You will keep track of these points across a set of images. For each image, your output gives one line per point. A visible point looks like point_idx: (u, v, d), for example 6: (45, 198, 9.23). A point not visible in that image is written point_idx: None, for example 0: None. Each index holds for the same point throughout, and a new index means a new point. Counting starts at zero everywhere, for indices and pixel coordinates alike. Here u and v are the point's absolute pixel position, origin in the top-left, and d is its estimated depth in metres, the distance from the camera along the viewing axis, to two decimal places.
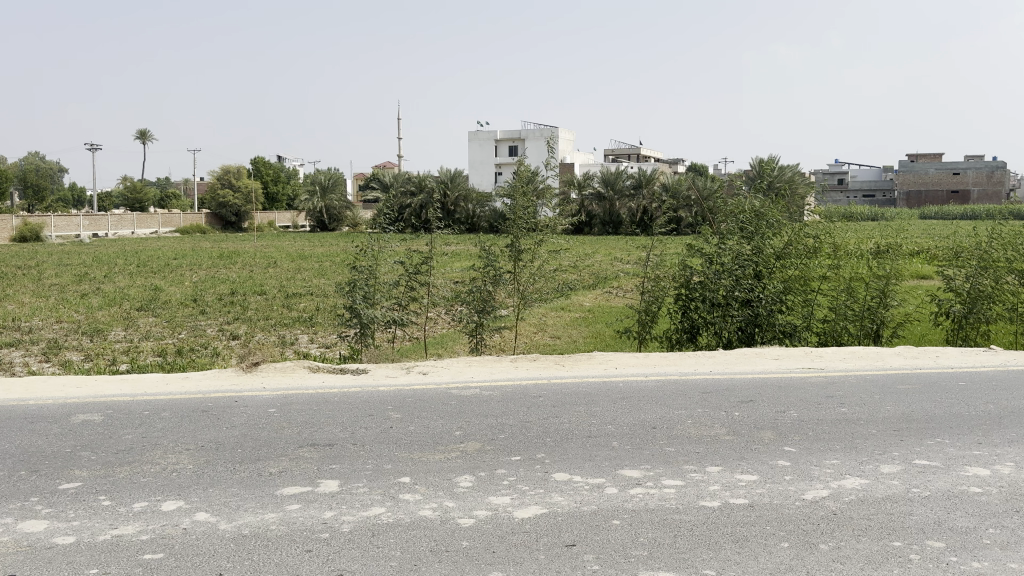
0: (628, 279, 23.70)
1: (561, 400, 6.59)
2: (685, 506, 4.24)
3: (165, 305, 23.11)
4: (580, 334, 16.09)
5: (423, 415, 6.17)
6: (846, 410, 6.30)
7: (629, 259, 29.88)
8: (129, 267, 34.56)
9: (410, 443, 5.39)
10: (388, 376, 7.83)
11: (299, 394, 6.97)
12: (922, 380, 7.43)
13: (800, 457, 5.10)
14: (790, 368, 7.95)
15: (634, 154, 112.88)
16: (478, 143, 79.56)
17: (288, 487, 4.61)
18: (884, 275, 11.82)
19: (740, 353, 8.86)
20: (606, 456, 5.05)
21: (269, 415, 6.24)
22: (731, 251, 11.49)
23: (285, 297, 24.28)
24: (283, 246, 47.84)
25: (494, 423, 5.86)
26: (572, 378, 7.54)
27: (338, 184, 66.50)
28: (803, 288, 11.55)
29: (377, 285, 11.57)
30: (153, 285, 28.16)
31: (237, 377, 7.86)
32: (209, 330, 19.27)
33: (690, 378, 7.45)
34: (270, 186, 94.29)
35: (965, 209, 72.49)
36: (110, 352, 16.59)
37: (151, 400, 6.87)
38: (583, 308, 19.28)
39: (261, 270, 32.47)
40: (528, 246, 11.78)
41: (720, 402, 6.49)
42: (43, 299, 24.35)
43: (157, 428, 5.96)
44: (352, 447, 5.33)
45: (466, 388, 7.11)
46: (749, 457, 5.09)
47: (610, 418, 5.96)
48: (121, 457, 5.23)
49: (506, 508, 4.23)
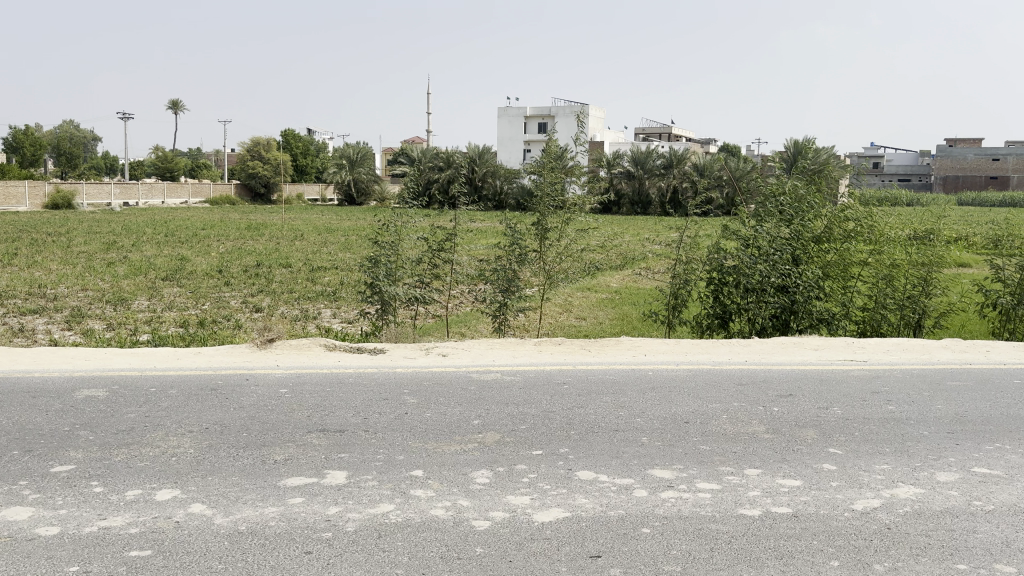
0: (657, 261, 23.18)
1: (587, 389, 6.21)
2: (722, 515, 3.86)
3: (190, 275, 23.04)
4: (606, 315, 15.69)
5: (441, 401, 5.82)
6: (894, 408, 5.86)
7: (659, 239, 29.34)
8: (158, 236, 34.64)
9: (424, 432, 5.05)
10: (406, 357, 7.52)
11: (312, 374, 6.66)
12: (973, 377, 6.94)
13: (847, 461, 4.69)
14: (831, 360, 7.51)
15: (665, 133, 111.46)
16: (508, 119, 78.81)
17: (292, 478, 4.30)
18: (929, 262, 11.26)
19: (777, 342, 8.43)
20: (635, 454, 4.67)
21: (279, 396, 5.93)
22: (769, 235, 11.00)
23: (310, 271, 24.07)
24: (310, 218, 47.76)
25: (514, 413, 5.50)
26: (599, 364, 7.17)
27: (367, 159, 66.37)
28: (841, 274, 11.11)
29: (400, 261, 11.25)
30: (179, 255, 28.15)
31: (250, 354, 7.56)
32: (232, 302, 19.13)
33: (724, 368, 7.04)
34: (300, 159, 94.33)
35: (1006, 197, 70.50)
36: (133, 321, 16.48)
37: (161, 376, 6.60)
38: (610, 289, 18.83)
39: (288, 242, 32.31)
40: (555, 224, 11.36)
41: (757, 396, 6.08)
42: (70, 267, 24.36)
43: (162, 406, 5.69)
44: (363, 434, 5.00)
45: (487, 372, 6.77)
46: (791, 459, 4.69)
47: (640, 410, 5.59)
48: (120, 439, 4.95)
49: (526, 510, 3.88)
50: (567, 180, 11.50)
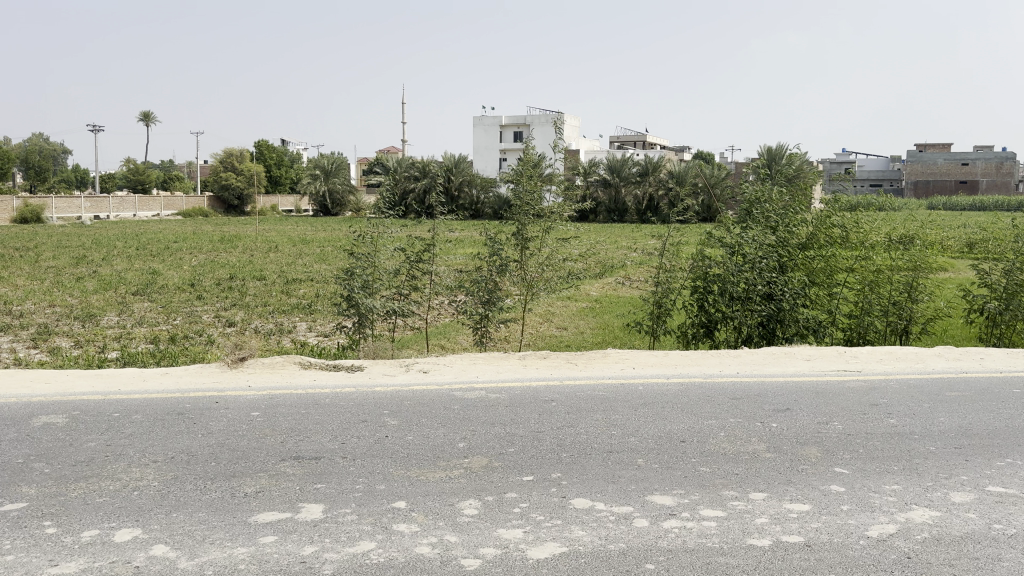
0: (636, 269, 23.03)
1: (576, 407, 5.92)
2: (731, 546, 3.59)
3: (161, 289, 22.49)
4: (588, 325, 15.43)
5: (424, 422, 5.50)
6: (896, 422, 5.63)
7: (637, 247, 29.24)
8: (129, 249, 33.97)
9: (406, 458, 4.74)
10: (385, 374, 7.19)
11: (286, 395, 6.30)
12: (972, 387, 6.72)
13: (855, 481, 4.45)
14: (825, 370, 7.29)
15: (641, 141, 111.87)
16: (483, 128, 78.68)
17: (264, 513, 3.97)
18: (914, 268, 11.07)
19: (768, 352, 8.22)
20: (632, 478, 4.38)
21: (251, 420, 5.59)
22: (754, 241, 10.80)
23: (284, 284, 23.61)
24: (286, 229, 47.16)
25: (502, 434, 5.20)
26: (586, 379, 6.88)
27: (342, 169, 65.83)
28: (827, 281, 10.96)
29: (377, 273, 10.92)
30: (151, 268, 27.54)
31: (220, 374, 7.17)
32: (204, 316, 18.66)
33: (716, 381, 6.78)
34: (274, 169, 93.51)
35: (976, 201, 71.36)
36: (102, 338, 15.96)
37: (125, 399, 6.23)
38: (590, 298, 18.59)
39: (262, 254, 31.78)
40: (535, 234, 11.07)
41: (753, 411, 5.83)
42: (37, 282, 23.72)
43: (125, 434, 5.33)
44: (340, 461, 4.68)
45: (471, 390, 6.46)
46: (796, 480, 4.43)
47: (633, 429, 5.31)
48: (78, 471, 4.58)
49: (519, 546, 3.57)
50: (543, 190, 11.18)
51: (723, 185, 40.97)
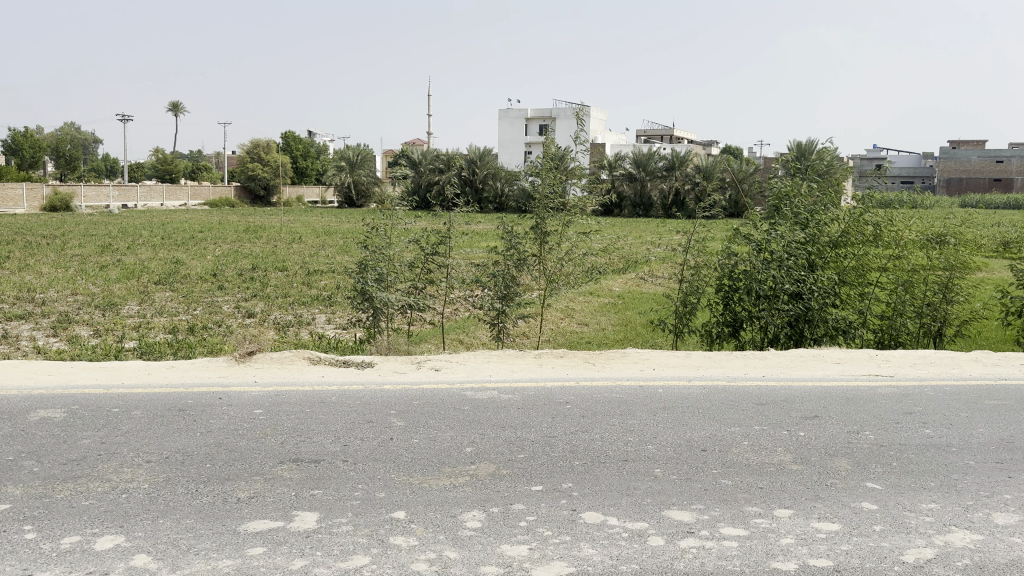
0: (660, 264, 22.69)
1: (593, 410, 5.64)
2: (753, 570, 3.30)
3: (183, 279, 22.53)
4: (609, 321, 15.12)
5: (431, 424, 5.25)
6: (933, 433, 5.29)
7: (662, 242, 28.86)
8: (155, 238, 34.13)
9: (410, 463, 4.49)
10: (396, 371, 6.95)
11: (292, 393, 6.09)
12: (1013, 395, 6.33)
13: (889, 498, 4.13)
14: (856, 375, 6.94)
15: (669, 135, 110.95)
16: (509, 120, 78.34)
17: (254, 522, 3.74)
18: (951, 267, 10.62)
19: (797, 354, 7.88)
20: (649, 491, 4.10)
21: (252, 419, 5.37)
22: (783, 238, 10.42)
23: (306, 275, 23.53)
24: (310, 221, 47.20)
25: (512, 439, 4.94)
26: (604, 380, 6.60)
27: (368, 161, 65.88)
28: (858, 280, 10.57)
29: (393, 266, 10.70)
30: (175, 257, 27.59)
31: (228, 369, 6.98)
32: (224, 306, 18.59)
33: (741, 385, 6.47)
34: (300, 161, 93.87)
35: (1010, 199, 69.84)
36: (121, 327, 15.92)
37: (127, 394, 6.06)
38: (613, 294, 18.28)
39: (285, 245, 31.76)
40: (555, 228, 10.75)
41: (780, 418, 5.51)
42: (62, 270, 23.87)
43: (121, 431, 5.14)
44: (341, 465, 4.45)
45: (482, 389, 6.21)
46: (825, 497, 4.13)
47: (651, 435, 5.03)
48: (68, 471, 4.39)
49: (523, 565, 3.31)
50: (569, 184, 10.84)
51: (750, 181, 40.32)
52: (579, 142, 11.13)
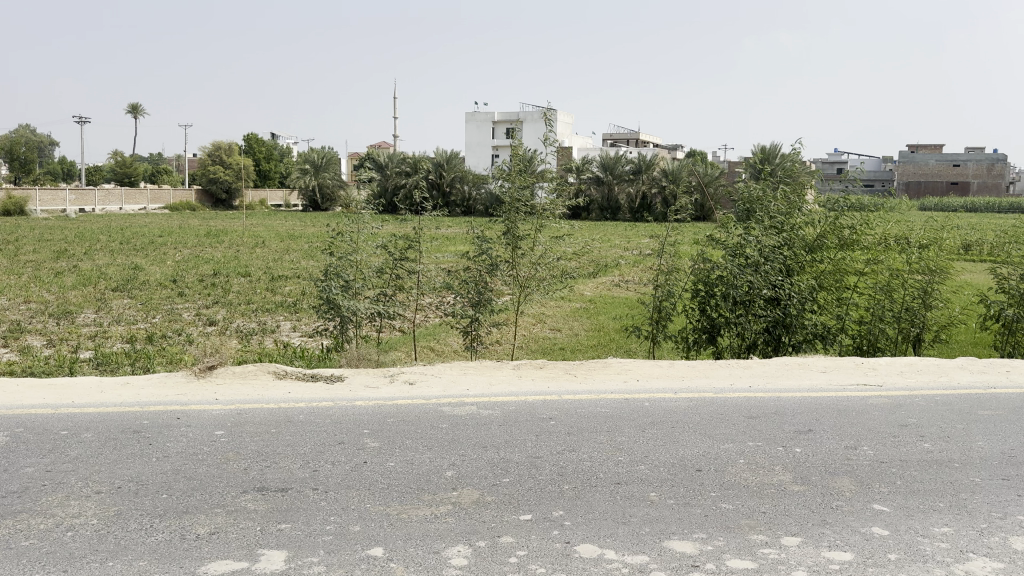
0: (630, 269, 22.53)
1: (578, 426, 5.34)
2: None
3: (143, 285, 21.81)
4: (582, 327, 14.87)
5: (407, 445, 4.91)
6: (932, 447, 5.08)
7: (631, 246, 28.73)
8: (112, 243, 33.17)
9: (384, 490, 4.15)
10: (367, 385, 6.58)
11: (257, 411, 5.70)
12: (1007, 405, 6.15)
13: (899, 522, 3.89)
14: (844, 385, 6.73)
15: (634, 140, 111.51)
16: (475, 124, 78.01)
17: (215, 564, 3.37)
18: (930, 271, 10.50)
19: (781, 363, 7.67)
20: (646, 519, 3.81)
21: (214, 442, 4.98)
22: (760, 242, 10.23)
23: (270, 281, 22.96)
24: (274, 225, 46.32)
25: (495, 460, 4.62)
26: (586, 393, 6.30)
27: (333, 164, 65.03)
28: (836, 284, 10.42)
29: (361, 272, 10.33)
30: (133, 263, 26.79)
31: (187, 385, 6.55)
32: (185, 314, 17.98)
33: (728, 397, 6.21)
34: (263, 164, 92.54)
35: (967, 202, 71.13)
36: (76, 337, 15.26)
37: (77, 414, 5.62)
38: (584, 298, 18.04)
39: (248, 250, 31.06)
40: (527, 232, 10.40)
41: (773, 433, 5.26)
42: (15, 277, 23.00)
43: (69, 457, 4.72)
44: (310, 494, 4.10)
45: (460, 405, 5.87)
46: (833, 521, 3.87)
47: (642, 454, 4.75)
48: (7, 505, 3.97)
49: None
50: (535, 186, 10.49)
51: (717, 184, 40.46)
52: (548, 144, 10.82)
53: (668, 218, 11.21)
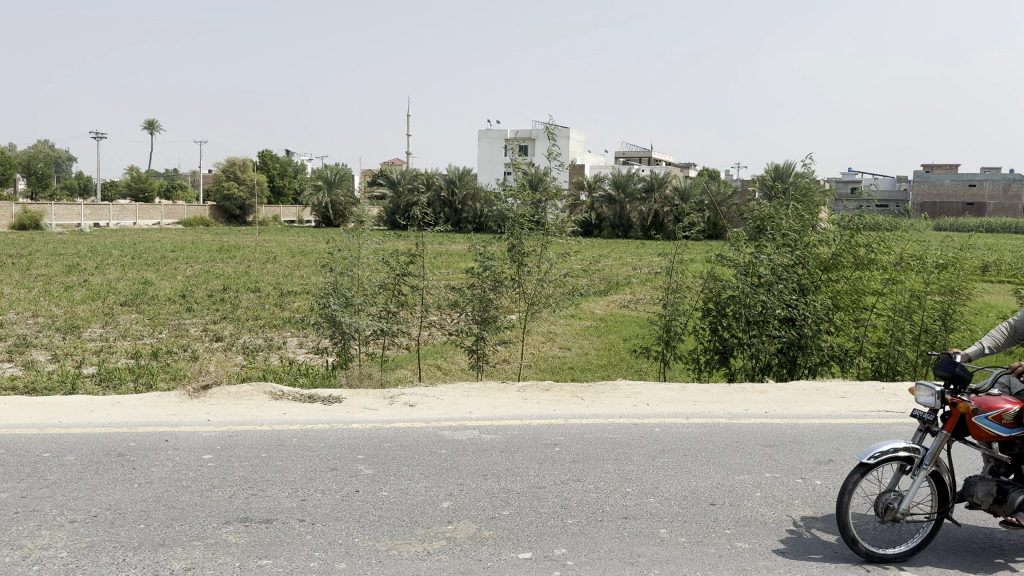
0: (641, 287, 22.27)
1: (584, 454, 5.06)
2: None
3: (151, 300, 21.67)
4: (592, 346, 14.59)
5: (403, 472, 4.64)
6: (961, 481, 4.76)
7: (642, 264, 28.50)
8: (124, 258, 33.17)
9: (374, 524, 3.88)
10: (366, 407, 6.33)
11: (249, 433, 5.45)
12: None
13: (930, 566, 3.58)
14: (865, 411, 6.41)
15: (646, 159, 111.47)
16: (488, 141, 78.12)
17: None
18: (950, 292, 10.17)
19: (798, 387, 7.37)
20: (655, 559, 3.53)
21: (200, 466, 4.74)
22: (774, 261, 9.94)
23: (278, 296, 22.80)
24: (286, 241, 46.31)
25: (495, 490, 4.35)
26: (594, 417, 6.01)
27: (346, 181, 65.12)
28: (854, 305, 10.10)
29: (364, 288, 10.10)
30: (143, 278, 26.71)
31: (178, 405, 6.31)
32: (192, 330, 17.81)
33: (743, 424, 5.91)
34: (277, 180, 92.94)
35: (983, 223, 70.44)
36: (81, 352, 15.08)
37: (63, 435, 5.39)
38: (595, 317, 17.75)
39: (259, 265, 31.00)
40: (533, 248, 10.16)
41: (791, 463, 4.97)
42: (24, 291, 22.93)
43: (47, 481, 4.48)
44: (296, 527, 3.85)
45: (462, 429, 5.60)
46: (858, 564, 3.58)
47: (651, 486, 4.46)
48: None
49: None
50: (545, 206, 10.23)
51: (729, 203, 40.20)
52: (553, 159, 10.54)
53: (679, 236, 10.92)
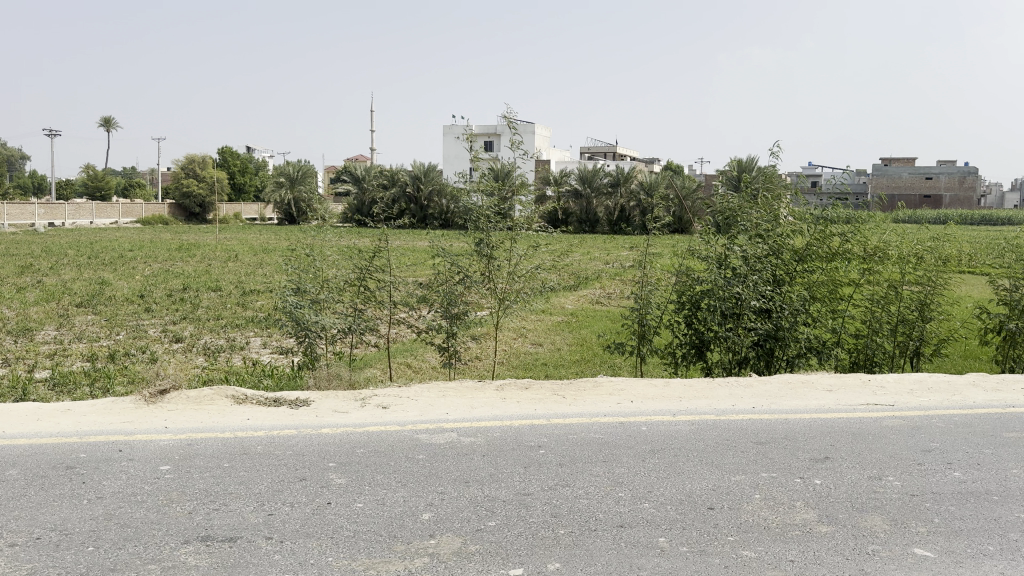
0: (611, 281, 22.13)
1: (570, 456, 4.77)
2: None
3: (108, 301, 20.95)
4: (564, 341, 14.36)
5: (379, 481, 4.32)
6: (964, 477, 4.56)
7: (611, 258, 28.41)
8: (80, 258, 32.18)
9: (350, 540, 3.56)
10: (336, 410, 5.98)
11: (210, 441, 5.08)
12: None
13: (949, 572, 3.36)
14: (853, 406, 6.21)
15: (611, 154, 111.81)
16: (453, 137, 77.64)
17: None
18: (927, 282, 10.07)
19: (781, 381, 7.17)
20: (656, 572, 3.26)
21: (157, 479, 4.36)
22: (749, 253, 9.73)
23: (241, 295, 22.23)
24: (248, 238, 45.40)
25: (477, 499, 4.04)
26: (577, 417, 5.72)
27: (309, 178, 64.15)
28: (830, 296, 9.93)
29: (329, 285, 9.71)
30: (100, 278, 25.88)
31: (134, 412, 5.90)
32: (151, 330, 17.22)
33: (732, 420, 5.67)
34: (238, 177, 91.48)
35: (941, 216, 71.68)
36: (33, 356, 14.43)
37: (5, 447, 4.97)
38: (566, 312, 17.50)
39: (220, 264, 30.29)
40: (502, 242, 9.86)
41: (786, 462, 4.73)
42: None
43: None
44: (264, 545, 3.51)
45: (438, 433, 5.27)
46: (872, 571, 3.34)
47: (644, 490, 4.19)
48: None
49: None
50: (511, 203, 9.92)
51: (694, 198, 40.32)
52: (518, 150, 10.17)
53: (647, 229, 10.65)
